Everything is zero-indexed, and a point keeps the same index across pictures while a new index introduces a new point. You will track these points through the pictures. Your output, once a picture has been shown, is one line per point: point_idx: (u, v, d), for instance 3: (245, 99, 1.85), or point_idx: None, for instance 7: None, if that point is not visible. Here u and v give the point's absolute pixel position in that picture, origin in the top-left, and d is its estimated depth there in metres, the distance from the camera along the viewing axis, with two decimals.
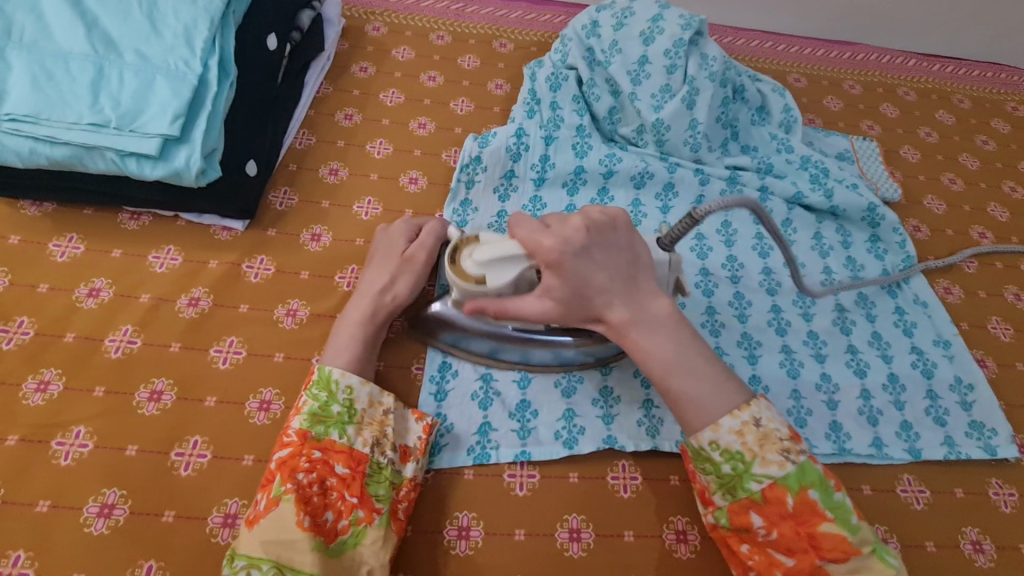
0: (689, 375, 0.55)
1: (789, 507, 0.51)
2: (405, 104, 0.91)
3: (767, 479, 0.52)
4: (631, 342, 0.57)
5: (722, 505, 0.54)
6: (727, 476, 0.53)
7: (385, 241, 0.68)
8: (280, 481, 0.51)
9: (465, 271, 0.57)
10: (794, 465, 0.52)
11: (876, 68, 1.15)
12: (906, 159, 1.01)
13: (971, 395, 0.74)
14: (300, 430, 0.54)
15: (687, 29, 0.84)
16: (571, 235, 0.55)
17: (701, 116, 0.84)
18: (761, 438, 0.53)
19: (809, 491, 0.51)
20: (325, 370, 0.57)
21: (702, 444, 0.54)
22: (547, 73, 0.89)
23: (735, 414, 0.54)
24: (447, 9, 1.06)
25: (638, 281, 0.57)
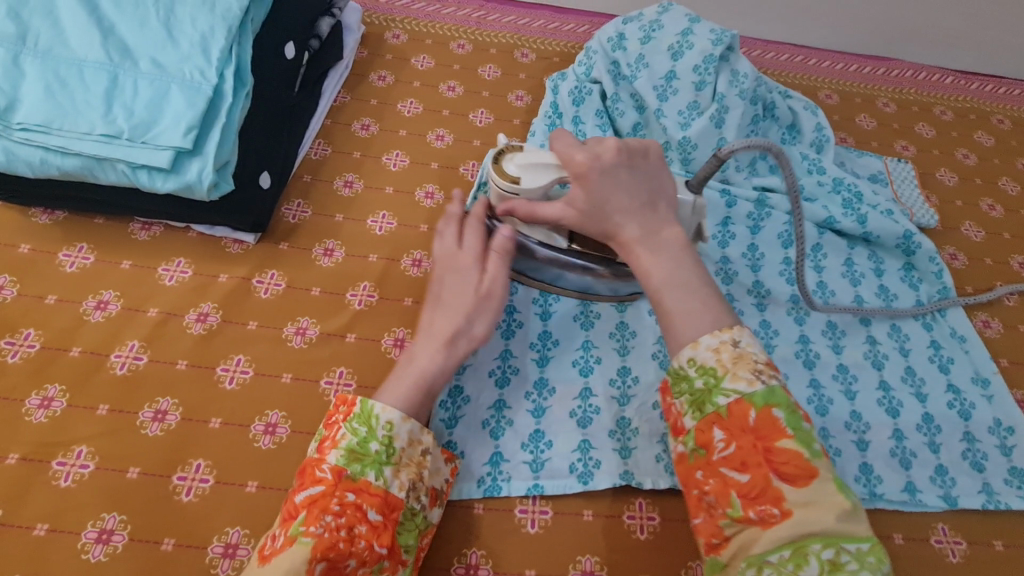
0: (682, 292, 0.51)
1: (751, 422, 0.45)
2: (423, 115, 0.89)
3: (735, 394, 0.45)
4: (632, 258, 0.53)
5: (690, 427, 0.48)
6: (696, 391, 0.47)
7: (451, 271, 0.59)
8: (305, 520, 0.47)
9: (504, 170, 0.58)
10: (765, 384, 0.45)
11: (911, 85, 1.11)
12: (943, 183, 0.97)
13: (1011, 438, 0.70)
14: (335, 467, 0.50)
15: (718, 44, 0.81)
16: (602, 153, 0.54)
17: (730, 135, 0.80)
18: (736, 355, 0.47)
19: (775, 410, 0.45)
20: (368, 402, 0.53)
21: (680, 362, 0.48)
22: (570, 86, 0.86)
23: (716, 333, 0.48)
24: (468, 18, 1.04)
25: (658, 208, 0.54)
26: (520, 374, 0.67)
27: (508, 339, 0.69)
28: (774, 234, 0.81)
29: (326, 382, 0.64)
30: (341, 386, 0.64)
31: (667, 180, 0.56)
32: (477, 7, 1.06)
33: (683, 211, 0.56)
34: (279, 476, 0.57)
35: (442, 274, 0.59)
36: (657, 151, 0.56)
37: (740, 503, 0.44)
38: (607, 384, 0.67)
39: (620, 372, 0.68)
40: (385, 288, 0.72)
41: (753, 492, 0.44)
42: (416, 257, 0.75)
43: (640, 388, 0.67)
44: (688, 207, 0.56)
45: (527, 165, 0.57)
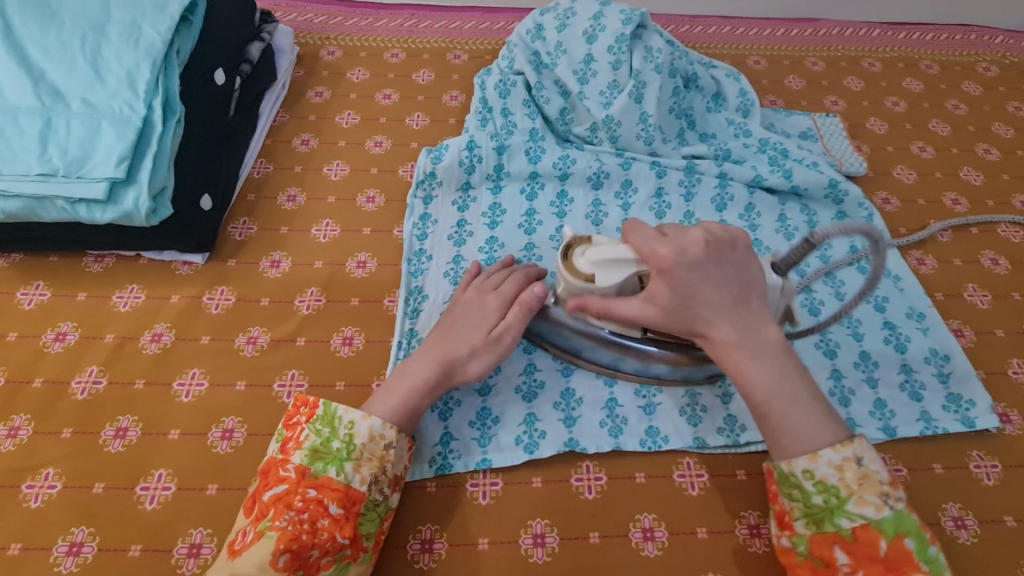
0: (791, 404, 0.54)
1: (881, 550, 0.51)
2: (361, 125, 0.93)
3: (861, 519, 0.51)
4: (731, 363, 0.56)
5: (803, 533, 0.54)
6: (818, 509, 0.53)
7: (478, 307, 0.66)
8: (270, 517, 0.52)
9: (576, 267, 0.60)
10: (892, 511, 0.51)
11: (838, 42, 1.13)
12: (873, 132, 0.99)
13: (947, 366, 0.72)
14: (300, 466, 0.55)
15: (629, 23, 0.84)
16: (689, 247, 0.55)
17: (651, 109, 0.84)
18: (861, 477, 0.52)
19: (905, 539, 0.51)
20: (331, 406, 0.58)
21: (794, 470, 0.54)
22: (495, 80, 0.89)
23: (835, 447, 0.53)
24: (400, 28, 1.08)
25: (751, 304, 0.56)
26: None
27: None
28: (707, 199, 0.84)
29: (279, 385, 0.67)
30: (294, 387, 0.67)
31: (756, 272, 0.56)
32: (409, 16, 1.10)
33: (772, 294, 0.57)
34: (236, 476, 0.60)
35: (469, 305, 0.66)
36: (742, 239, 0.57)
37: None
38: (551, 358, 0.70)
39: None
40: (332, 291, 0.75)
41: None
42: (360, 259, 0.78)
43: None
44: (776, 291, 0.57)
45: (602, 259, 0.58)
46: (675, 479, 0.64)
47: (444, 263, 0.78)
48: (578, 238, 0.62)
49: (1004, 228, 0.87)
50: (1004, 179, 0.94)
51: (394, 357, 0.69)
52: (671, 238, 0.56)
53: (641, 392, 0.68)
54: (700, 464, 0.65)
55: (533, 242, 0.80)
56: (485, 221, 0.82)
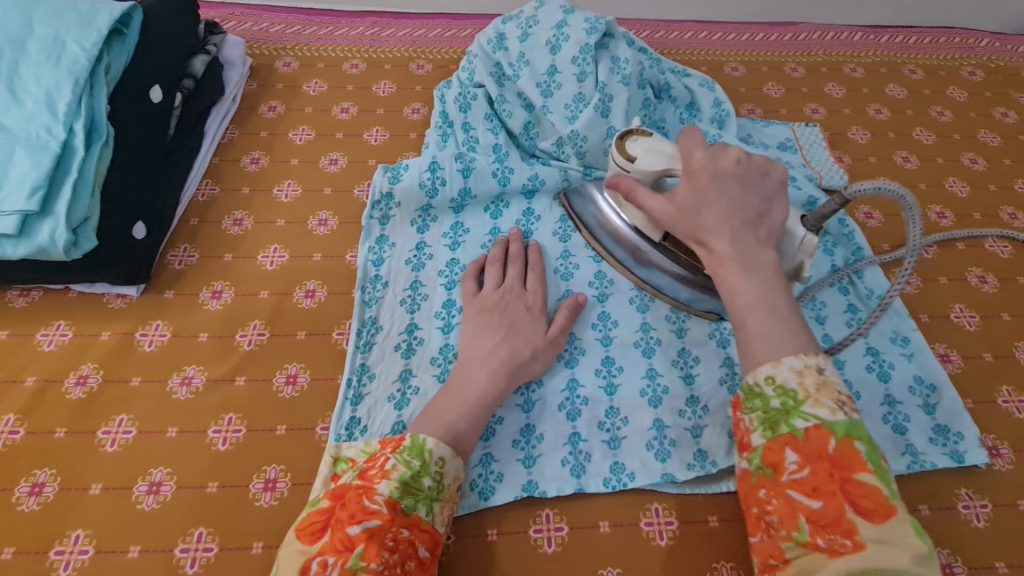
0: (769, 316, 0.50)
1: (830, 450, 0.44)
2: (315, 141, 0.88)
3: (815, 419, 0.45)
4: (721, 275, 0.53)
5: (758, 444, 0.48)
6: (772, 412, 0.47)
7: (525, 307, 0.67)
8: (363, 554, 0.46)
9: (624, 147, 0.63)
10: (847, 415, 0.45)
11: (819, 47, 1.09)
12: (854, 141, 0.95)
13: (933, 395, 0.68)
14: (391, 499, 0.50)
15: (593, 33, 0.79)
16: (722, 159, 0.57)
17: (618, 123, 0.79)
18: (821, 381, 0.47)
19: (856, 441, 0.45)
20: (419, 437, 0.54)
21: (756, 378, 0.48)
22: (455, 93, 0.84)
23: (800, 356, 0.48)
24: (361, 37, 1.02)
25: (758, 228, 0.54)
26: (420, 394, 0.65)
27: (408, 358, 0.68)
28: None
29: (214, 430, 0.61)
30: (231, 432, 0.61)
31: (774, 206, 0.56)
32: (370, 24, 1.04)
33: (790, 242, 0.57)
34: (162, 536, 0.55)
35: (516, 308, 0.67)
36: (777, 176, 0.57)
37: (809, 527, 0.44)
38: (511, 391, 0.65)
39: None
40: (277, 323, 0.69)
41: (823, 518, 0.43)
42: (309, 288, 0.73)
43: (544, 392, 0.66)
44: (796, 241, 0.57)
45: (647, 149, 0.62)
46: (642, 528, 0.59)
47: (401, 291, 0.73)
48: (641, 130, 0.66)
49: (992, 243, 0.83)
50: (991, 190, 0.90)
51: (343, 397, 0.64)
52: (710, 152, 0.58)
53: (605, 427, 0.64)
54: (669, 509, 0.60)
55: None
56: (445, 243, 0.77)
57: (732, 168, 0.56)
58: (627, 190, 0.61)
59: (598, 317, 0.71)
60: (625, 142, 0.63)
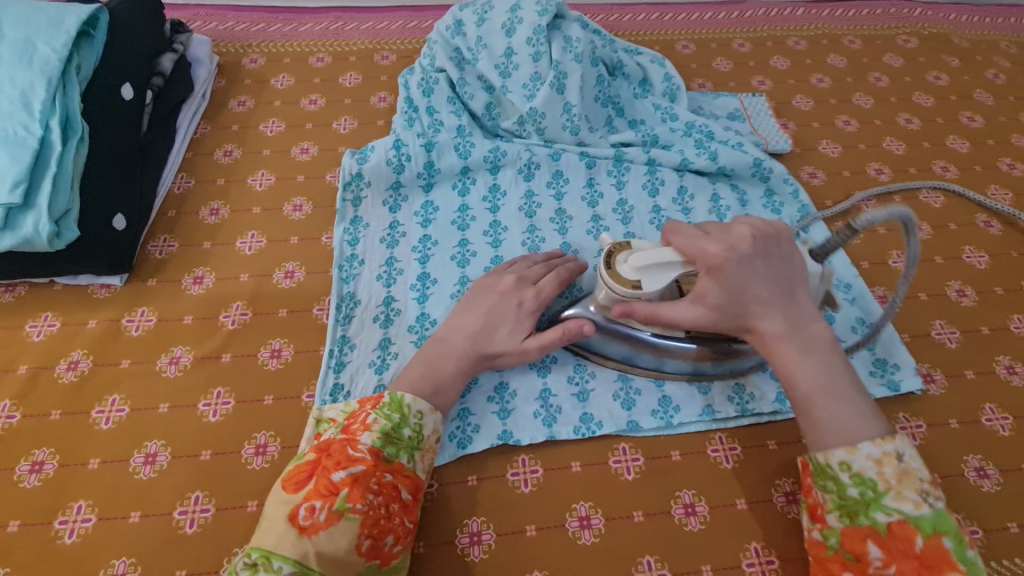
0: (837, 400, 0.55)
1: (916, 547, 0.49)
2: (286, 132, 0.91)
3: (898, 514, 0.51)
4: (781, 357, 0.57)
5: (835, 526, 0.53)
6: (852, 501, 0.53)
7: (517, 302, 0.66)
8: (348, 497, 0.51)
9: (621, 275, 0.59)
10: (932, 510, 0.50)
11: (763, 23, 1.15)
12: (798, 109, 1.01)
13: (874, 333, 0.74)
14: (373, 448, 0.55)
15: (545, 14, 0.85)
16: (737, 244, 0.59)
17: (574, 98, 0.84)
18: (900, 472, 0.51)
19: (943, 539, 0.49)
20: (397, 394, 0.59)
21: (830, 461, 0.54)
22: (418, 78, 0.88)
23: (877, 442, 0.53)
24: (325, 31, 1.06)
25: (796, 300, 0.58)
26: (399, 358, 0.70)
27: (386, 328, 0.72)
28: (639, 185, 0.85)
29: (204, 404, 0.65)
30: (220, 405, 0.65)
31: (802, 266, 0.59)
32: (334, 19, 1.08)
33: (813, 282, 0.60)
34: (160, 501, 0.59)
35: (501, 308, 0.66)
36: (788, 234, 0.60)
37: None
38: None
39: None
40: (258, 304, 0.73)
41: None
42: (288, 270, 0.76)
43: None
44: (818, 278, 0.61)
45: (647, 268, 0.58)
46: (611, 465, 0.64)
47: (377, 267, 0.78)
48: (616, 244, 0.62)
49: (925, 194, 0.90)
50: (925, 147, 0.96)
51: (326, 365, 0.68)
52: (716, 237, 0.60)
53: (574, 380, 0.69)
54: (635, 448, 0.65)
55: (466, 238, 0.81)
56: (417, 220, 0.82)
57: (748, 248, 0.59)
58: (647, 316, 0.59)
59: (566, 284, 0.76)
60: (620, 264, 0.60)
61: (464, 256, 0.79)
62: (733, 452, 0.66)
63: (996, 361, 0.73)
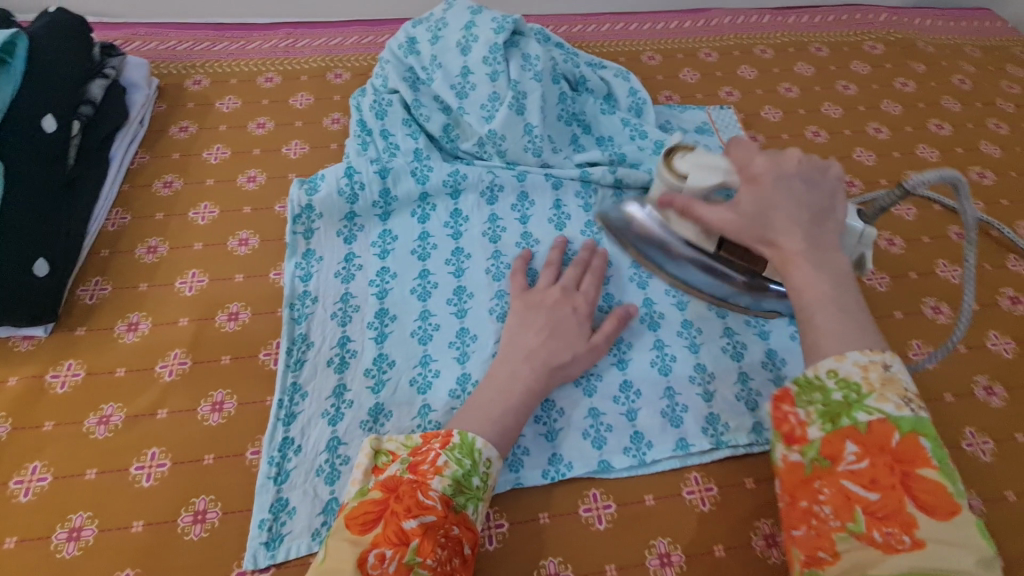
0: (839, 313, 0.49)
1: (894, 445, 0.44)
2: (231, 159, 0.85)
3: (879, 414, 0.45)
4: (790, 271, 0.52)
5: (815, 436, 0.47)
6: (832, 404, 0.47)
7: (571, 308, 0.68)
8: (419, 549, 0.47)
9: (674, 165, 0.61)
10: (912, 411, 0.45)
11: (729, 32, 1.13)
12: (767, 120, 0.99)
13: None
14: (444, 496, 0.51)
15: (501, 32, 0.80)
16: (784, 161, 0.54)
17: (535, 119, 0.80)
18: (886, 377, 0.46)
19: (921, 438, 0.44)
20: (467, 435, 0.56)
21: (817, 372, 0.48)
22: (370, 100, 0.84)
23: (866, 351, 0.47)
24: (275, 49, 1.00)
25: (826, 225, 0.53)
26: (355, 407, 0.65)
27: (341, 372, 0.67)
28: (607, 207, 0.82)
29: (136, 468, 0.59)
30: (154, 467, 0.59)
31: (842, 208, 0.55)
32: (284, 36, 1.03)
33: (849, 238, 0.56)
34: None
35: (561, 308, 0.68)
36: (836, 173, 0.56)
37: (865, 519, 0.43)
38: (447, 396, 0.67)
39: (460, 381, 0.68)
40: (198, 351, 0.67)
41: (881, 510, 0.43)
42: (232, 311, 0.71)
43: None
44: (855, 236, 0.56)
45: (697, 165, 0.59)
46: (581, 514, 0.60)
47: (331, 304, 0.73)
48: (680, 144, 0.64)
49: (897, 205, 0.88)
50: (895, 157, 0.95)
51: (274, 418, 0.63)
52: (771, 153, 0.56)
53: (542, 419, 0.65)
54: (606, 493, 0.62)
55: (427, 269, 0.76)
56: (375, 251, 0.77)
57: (796, 170, 0.54)
58: (682, 208, 0.57)
59: None
60: (673, 163, 0.61)
61: (425, 288, 0.75)
62: (709, 493, 0.62)
63: (975, 381, 0.71)
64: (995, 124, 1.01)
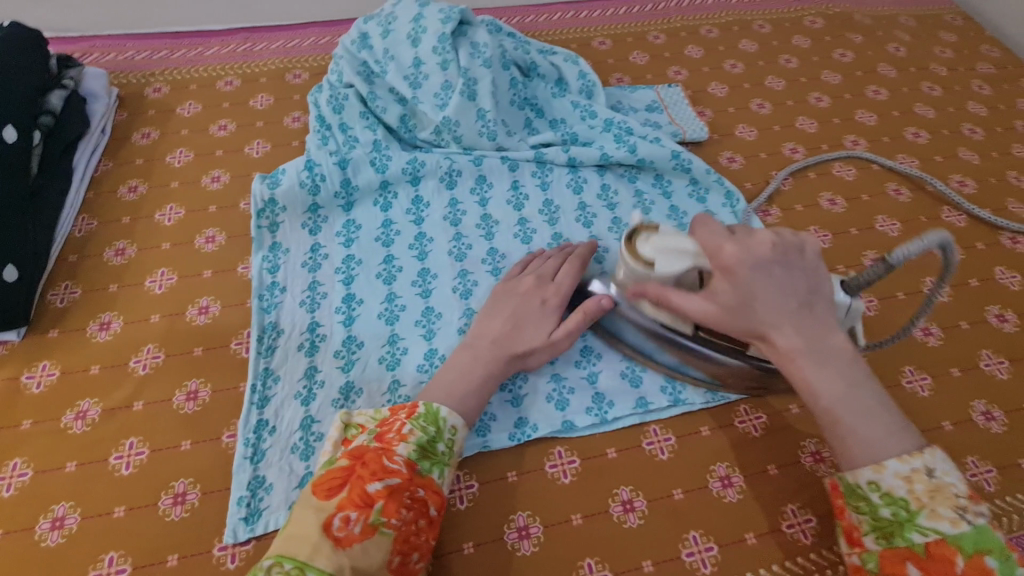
0: (861, 416, 0.50)
1: (959, 569, 0.44)
2: (195, 162, 0.87)
3: (934, 534, 0.46)
4: (794, 373, 0.51)
5: (873, 548, 0.49)
6: (882, 519, 0.49)
7: (540, 299, 0.69)
8: (384, 510, 0.50)
9: (638, 252, 0.61)
10: (971, 526, 0.46)
11: (676, 14, 1.17)
12: (714, 95, 1.03)
13: None
14: (409, 460, 0.53)
15: (448, 22, 0.84)
16: (756, 247, 0.51)
17: (486, 104, 0.84)
18: (933, 489, 0.47)
19: (986, 558, 0.44)
20: (432, 406, 0.58)
21: (858, 481, 0.49)
22: (326, 96, 0.86)
23: (903, 458, 0.48)
24: (233, 54, 1.02)
25: (816, 311, 0.51)
26: (326, 387, 0.67)
27: (312, 355, 0.70)
28: (562, 185, 0.86)
29: (115, 457, 0.61)
30: (133, 456, 0.61)
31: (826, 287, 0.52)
32: (242, 41, 1.05)
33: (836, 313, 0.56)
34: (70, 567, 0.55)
35: (527, 300, 0.69)
36: (815, 247, 0.52)
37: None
38: (415, 372, 0.69)
39: (427, 356, 0.71)
40: (171, 345, 0.69)
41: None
42: (202, 305, 0.73)
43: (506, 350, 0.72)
44: (842, 309, 0.56)
45: (660, 251, 0.60)
46: (547, 470, 0.63)
47: (299, 292, 0.75)
48: (644, 225, 0.64)
49: (838, 167, 0.93)
50: (835, 123, 0.99)
51: (248, 402, 0.65)
52: (740, 237, 0.53)
53: (507, 387, 0.68)
54: (570, 450, 0.65)
55: (392, 254, 0.79)
56: (340, 240, 0.80)
57: (770, 256, 0.51)
58: (655, 296, 0.57)
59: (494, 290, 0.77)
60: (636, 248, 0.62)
61: (390, 272, 0.78)
62: (667, 442, 0.66)
63: (913, 324, 0.76)
64: (929, 87, 1.06)
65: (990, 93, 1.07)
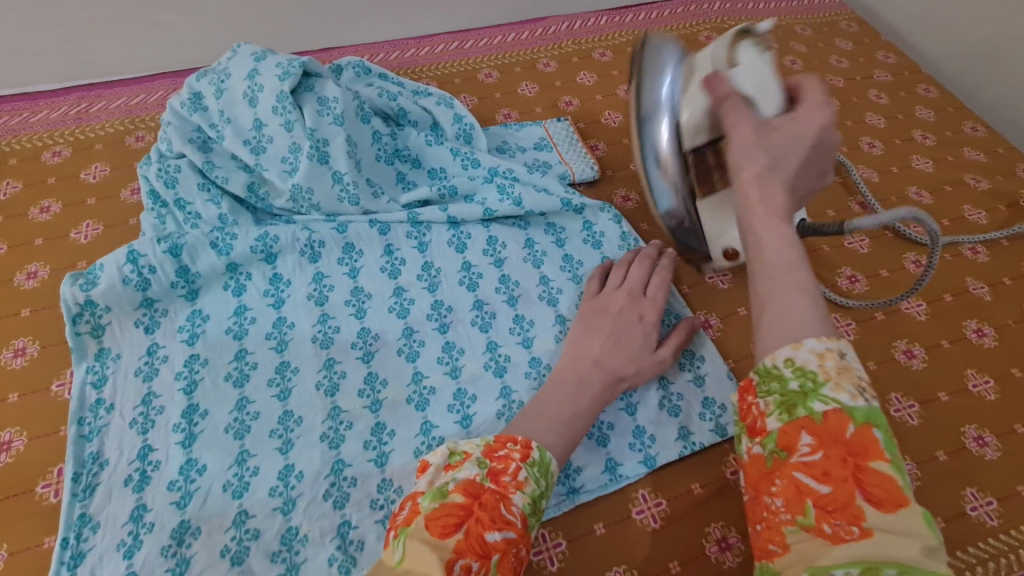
0: (793, 288, 0.44)
1: (849, 436, 0.38)
2: (8, 254, 0.75)
3: (835, 403, 0.40)
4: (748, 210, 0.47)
5: (771, 429, 0.42)
6: (789, 394, 0.41)
7: (637, 316, 0.66)
8: (498, 565, 0.43)
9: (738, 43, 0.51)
10: (867, 401, 0.40)
11: (568, 38, 1.10)
12: (607, 126, 0.96)
13: (702, 366, 0.69)
14: (523, 514, 0.47)
15: (285, 78, 0.75)
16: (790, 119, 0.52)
17: (342, 166, 0.75)
18: (842, 364, 0.41)
19: (875, 429, 0.39)
20: (546, 454, 0.52)
21: (775, 360, 0.42)
22: (155, 169, 0.76)
23: (822, 339, 0.42)
24: (64, 117, 0.89)
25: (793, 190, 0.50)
26: (154, 531, 0.57)
27: (141, 491, 0.59)
28: (443, 244, 0.77)
29: None
30: None
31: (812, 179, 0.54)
32: (76, 101, 0.92)
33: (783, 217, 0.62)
34: None
35: (627, 316, 0.66)
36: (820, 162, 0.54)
37: (815, 512, 0.38)
38: (266, 498, 0.59)
39: (282, 475, 0.61)
40: None
41: (832, 504, 0.37)
42: (3, 441, 0.62)
43: (397, 441, 0.64)
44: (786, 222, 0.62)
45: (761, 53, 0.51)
46: None
47: (130, 410, 0.64)
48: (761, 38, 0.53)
49: None
50: None
51: (58, 562, 0.55)
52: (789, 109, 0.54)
53: (378, 502, 0.60)
54: None
55: (245, 347, 0.68)
56: (182, 338, 0.68)
57: (819, 121, 0.48)
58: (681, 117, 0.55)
59: (366, 380, 0.68)
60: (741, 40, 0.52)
61: (242, 371, 0.67)
62: (557, 549, 0.58)
63: None
64: None
65: (887, 102, 1.04)
